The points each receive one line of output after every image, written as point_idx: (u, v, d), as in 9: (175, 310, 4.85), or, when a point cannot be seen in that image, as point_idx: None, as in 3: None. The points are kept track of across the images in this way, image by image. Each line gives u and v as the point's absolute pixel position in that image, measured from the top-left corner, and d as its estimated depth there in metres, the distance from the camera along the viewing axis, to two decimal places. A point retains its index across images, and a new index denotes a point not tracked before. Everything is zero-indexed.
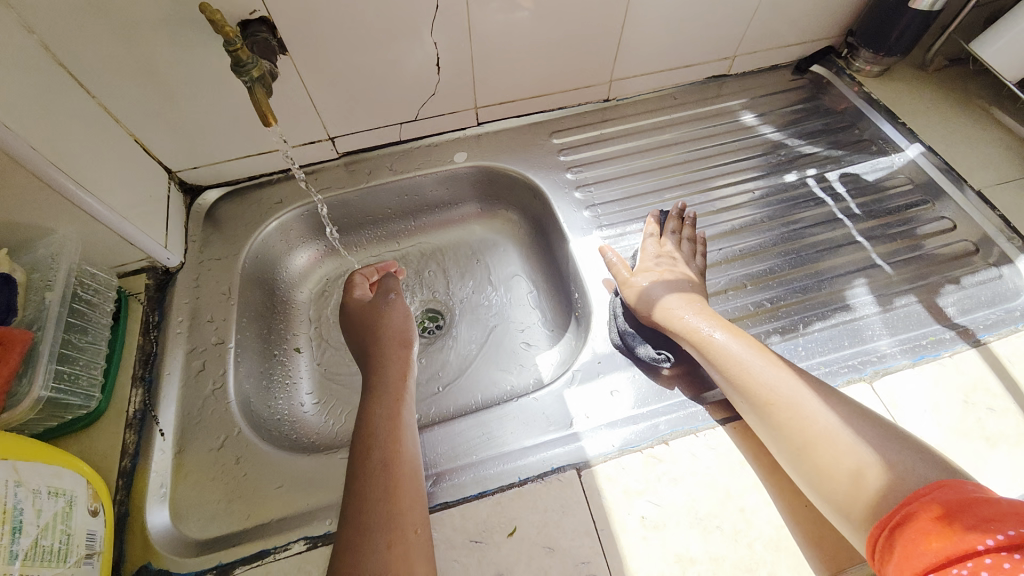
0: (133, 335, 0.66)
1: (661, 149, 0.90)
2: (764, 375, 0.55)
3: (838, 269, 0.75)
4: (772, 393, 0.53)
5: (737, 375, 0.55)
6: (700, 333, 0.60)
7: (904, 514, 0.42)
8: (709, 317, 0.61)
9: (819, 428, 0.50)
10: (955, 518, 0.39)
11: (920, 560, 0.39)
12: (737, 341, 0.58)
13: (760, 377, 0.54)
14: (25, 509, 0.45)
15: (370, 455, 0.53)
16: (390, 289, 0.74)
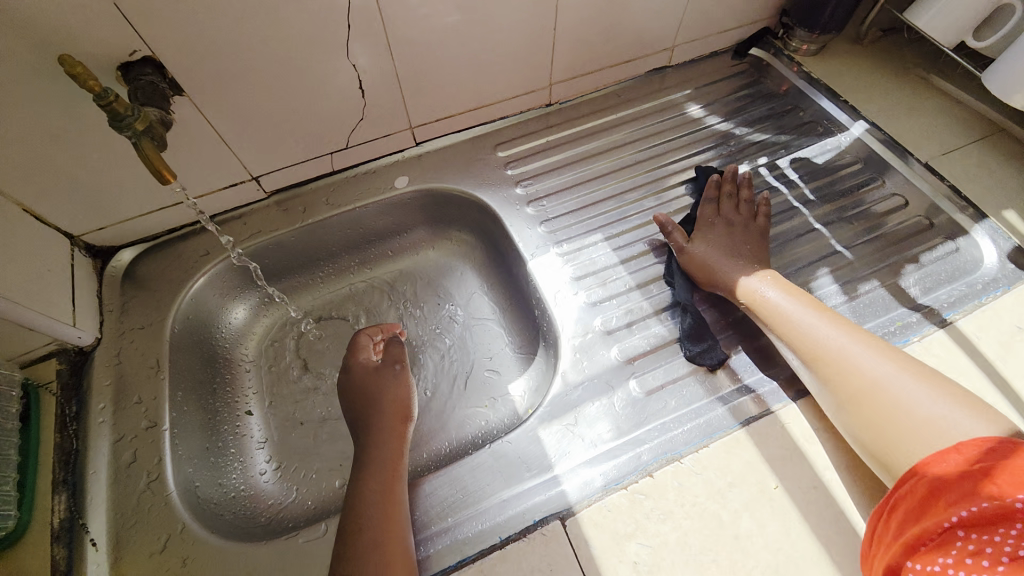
0: (49, 434, 0.58)
1: (613, 151, 0.86)
2: (835, 336, 0.57)
3: (799, 261, 0.74)
4: (830, 349, 0.56)
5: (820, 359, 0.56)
6: (763, 303, 0.63)
7: (902, 494, 0.44)
8: (794, 297, 0.62)
9: (873, 379, 0.52)
10: (939, 495, 0.41)
11: (905, 533, 0.42)
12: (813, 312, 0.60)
13: (823, 337, 0.57)
14: None
15: (359, 543, 0.49)
16: (399, 358, 0.68)
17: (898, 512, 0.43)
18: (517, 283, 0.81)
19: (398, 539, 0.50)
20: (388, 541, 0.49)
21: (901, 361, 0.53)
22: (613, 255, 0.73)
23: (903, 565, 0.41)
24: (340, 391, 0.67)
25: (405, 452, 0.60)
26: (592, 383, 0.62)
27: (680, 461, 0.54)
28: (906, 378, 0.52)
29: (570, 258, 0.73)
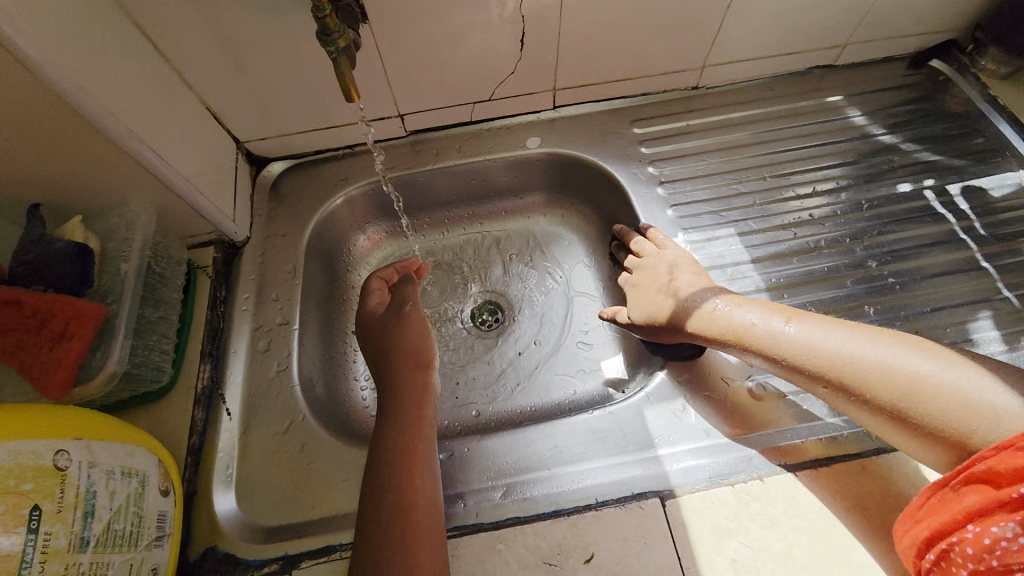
0: (202, 310, 0.64)
1: (755, 146, 0.80)
2: (776, 326, 0.52)
3: (958, 299, 0.67)
4: (794, 348, 0.50)
5: (806, 364, 0.49)
6: (715, 320, 0.56)
7: (948, 477, 0.40)
8: (745, 304, 0.56)
9: (867, 376, 0.46)
10: (996, 481, 0.37)
11: (951, 512, 0.39)
12: (745, 304, 0.56)
13: (771, 333, 0.52)
14: (98, 492, 0.42)
15: (388, 502, 0.48)
16: (404, 300, 0.64)
17: (943, 492, 0.41)
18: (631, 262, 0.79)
19: (426, 495, 0.50)
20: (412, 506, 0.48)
21: (842, 324, 0.50)
22: (743, 251, 0.69)
23: (944, 534, 0.40)
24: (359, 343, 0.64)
25: (428, 400, 0.58)
26: (704, 376, 0.60)
27: (792, 476, 0.52)
28: (895, 353, 0.46)
29: (698, 247, 0.69)
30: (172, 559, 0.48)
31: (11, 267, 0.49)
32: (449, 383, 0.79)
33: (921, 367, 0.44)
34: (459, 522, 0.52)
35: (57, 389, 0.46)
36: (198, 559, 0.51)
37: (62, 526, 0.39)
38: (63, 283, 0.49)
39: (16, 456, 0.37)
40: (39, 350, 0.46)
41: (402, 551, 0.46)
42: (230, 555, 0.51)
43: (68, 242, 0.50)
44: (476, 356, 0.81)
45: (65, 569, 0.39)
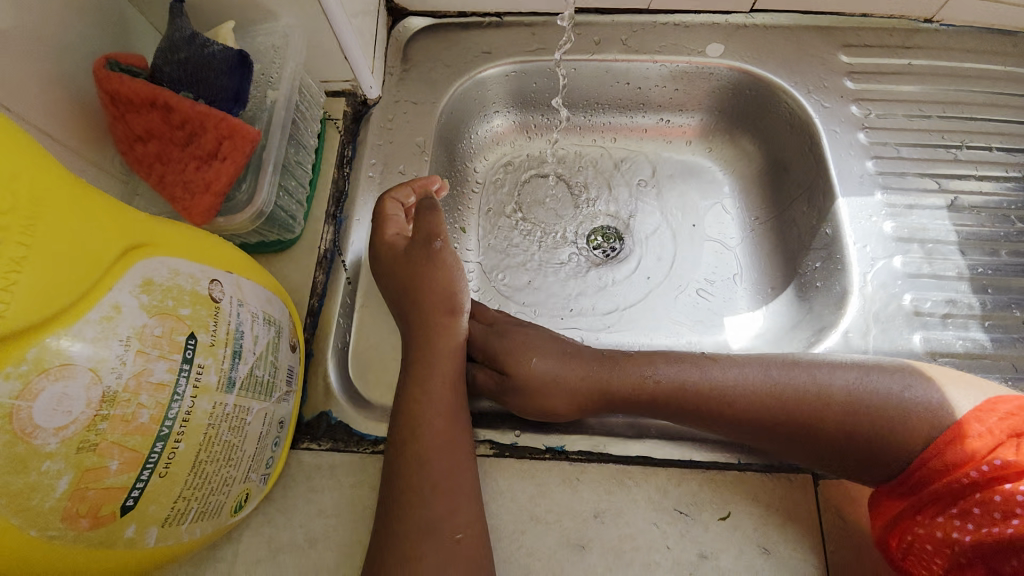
0: (330, 166, 0.58)
1: (990, 109, 0.65)
2: (967, 398, 0.41)
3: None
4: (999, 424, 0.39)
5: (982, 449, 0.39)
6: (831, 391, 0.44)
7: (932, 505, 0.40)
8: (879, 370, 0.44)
9: None
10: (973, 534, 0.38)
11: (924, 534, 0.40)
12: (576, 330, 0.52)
13: (965, 407, 0.41)
14: (245, 334, 0.38)
15: (409, 454, 0.44)
16: (434, 235, 0.50)
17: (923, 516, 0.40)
18: (789, 213, 0.68)
19: (453, 453, 0.44)
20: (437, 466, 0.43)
21: None
22: (949, 229, 0.58)
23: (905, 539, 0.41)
24: (381, 278, 0.53)
25: (460, 350, 0.49)
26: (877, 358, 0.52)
27: None
28: None
29: (896, 214, 0.59)
30: (294, 414, 0.46)
31: (158, 65, 0.43)
32: (555, 302, 0.70)
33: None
34: (585, 448, 0.48)
35: (201, 215, 0.41)
36: (312, 421, 0.49)
37: (214, 361, 0.34)
38: (216, 97, 0.43)
39: (175, 275, 0.32)
40: (184, 168, 0.41)
41: (414, 505, 0.42)
42: (344, 425, 0.49)
43: (225, 48, 0.43)
44: (586, 280, 0.72)
45: (213, 407, 0.34)
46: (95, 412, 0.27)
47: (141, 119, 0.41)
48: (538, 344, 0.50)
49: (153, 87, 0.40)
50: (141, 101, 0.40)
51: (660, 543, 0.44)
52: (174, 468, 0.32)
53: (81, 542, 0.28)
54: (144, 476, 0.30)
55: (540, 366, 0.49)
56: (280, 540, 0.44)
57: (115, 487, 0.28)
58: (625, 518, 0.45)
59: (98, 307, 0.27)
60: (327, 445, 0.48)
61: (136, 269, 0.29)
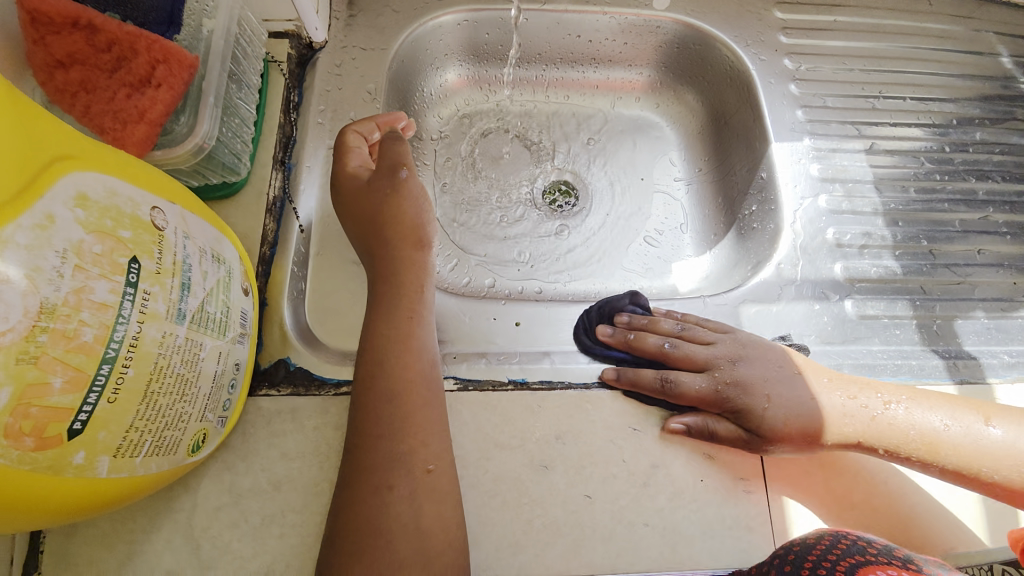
0: (275, 110, 0.56)
1: (902, 63, 0.71)
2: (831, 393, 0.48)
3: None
4: (887, 433, 0.47)
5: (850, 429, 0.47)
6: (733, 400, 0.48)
7: None
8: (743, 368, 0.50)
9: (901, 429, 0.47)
10: None
11: None
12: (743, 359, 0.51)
13: (844, 407, 0.48)
14: (193, 268, 0.36)
15: (373, 390, 0.44)
16: (399, 163, 0.51)
17: None
18: (729, 163, 0.72)
19: (421, 388, 0.45)
20: (402, 396, 0.44)
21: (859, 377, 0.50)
22: (866, 170, 0.64)
23: None
24: (342, 212, 0.52)
25: (427, 284, 0.50)
26: (805, 286, 0.58)
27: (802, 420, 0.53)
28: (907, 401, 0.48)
29: (821, 157, 0.64)
30: (251, 359, 0.45)
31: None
32: (514, 253, 0.71)
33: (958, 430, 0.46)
34: (545, 377, 0.51)
35: (136, 145, 0.40)
36: (269, 368, 0.48)
37: (162, 290, 0.33)
38: (146, 19, 0.45)
39: (113, 195, 0.31)
40: (111, 95, 0.39)
41: (382, 440, 0.42)
42: (304, 371, 0.48)
43: None
44: (543, 231, 0.73)
45: (163, 337, 0.33)
46: (34, 324, 0.26)
47: (62, 41, 0.39)
48: (787, 396, 0.48)
49: (79, 8, 0.39)
50: (64, 22, 0.39)
51: (617, 458, 0.47)
52: (124, 396, 0.31)
53: (27, 464, 0.27)
54: (91, 400, 0.29)
55: (792, 424, 0.47)
56: (242, 486, 0.44)
57: (61, 409, 0.27)
58: (586, 438, 0.48)
59: (31, 213, 0.26)
60: (287, 390, 0.47)
61: (69, 181, 0.28)
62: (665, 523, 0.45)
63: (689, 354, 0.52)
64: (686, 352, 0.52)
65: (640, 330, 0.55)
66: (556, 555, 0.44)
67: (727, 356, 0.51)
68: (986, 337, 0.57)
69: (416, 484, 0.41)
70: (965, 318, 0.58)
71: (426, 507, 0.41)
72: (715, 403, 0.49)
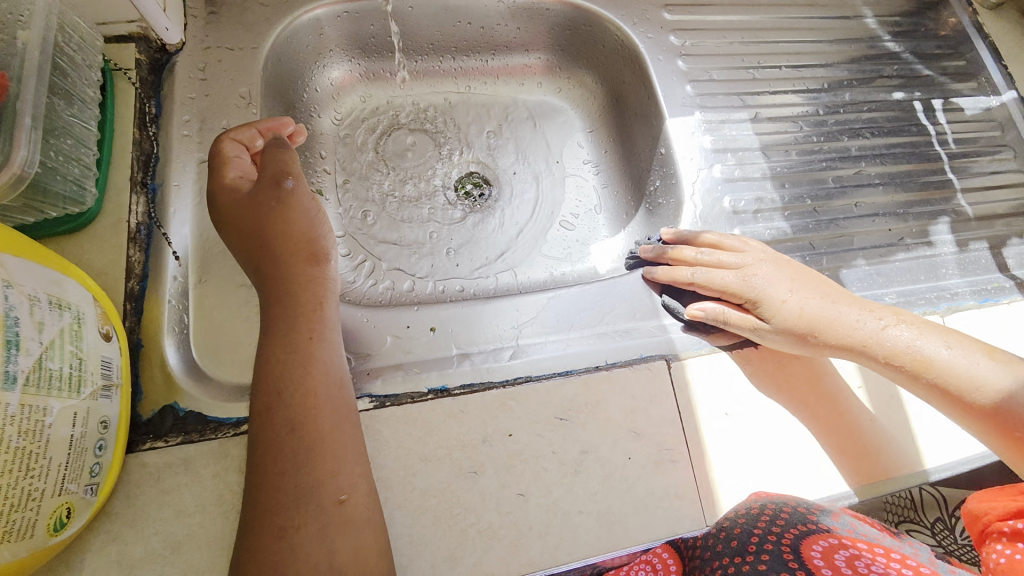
0: (126, 125, 0.49)
1: (776, 33, 0.75)
2: (902, 332, 0.47)
3: (931, 205, 0.69)
4: (929, 365, 0.46)
5: (894, 355, 0.47)
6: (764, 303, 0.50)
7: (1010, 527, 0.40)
8: (782, 280, 0.52)
9: (960, 377, 0.45)
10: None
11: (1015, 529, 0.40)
12: (772, 271, 0.52)
13: (902, 340, 0.47)
14: (19, 320, 0.31)
15: (275, 422, 0.41)
16: (284, 172, 0.46)
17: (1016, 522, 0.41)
18: (632, 141, 0.73)
19: (329, 411, 0.42)
20: (306, 423, 0.41)
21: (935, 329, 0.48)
22: (754, 138, 0.68)
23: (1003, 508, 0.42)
24: (220, 229, 0.47)
25: (328, 300, 0.46)
26: None
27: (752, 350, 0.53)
28: (974, 356, 0.46)
29: (712, 128, 0.67)
30: (125, 411, 0.40)
31: None
32: (429, 253, 0.69)
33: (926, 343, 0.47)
34: (465, 381, 0.49)
35: None
36: (153, 418, 0.43)
37: None
38: None
39: None
40: None
41: (286, 476, 0.39)
42: (196, 414, 0.43)
43: None
44: (458, 228, 0.71)
45: None
46: None
47: None
48: (805, 298, 0.50)
49: None
50: None
51: (546, 450, 0.47)
52: None
53: None
54: None
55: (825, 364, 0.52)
56: (134, 555, 0.39)
57: None
58: (512, 437, 0.47)
59: None
60: (177, 440, 0.42)
61: None
62: (599, 507, 0.46)
63: (722, 260, 0.54)
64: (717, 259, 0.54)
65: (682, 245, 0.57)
66: (494, 559, 0.43)
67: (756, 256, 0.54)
68: (869, 283, 0.63)
69: (329, 519, 0.39)
70: (850, 267, 0.63)
71: (342, 541, 0.38)
72: (738, 296, 0.52)
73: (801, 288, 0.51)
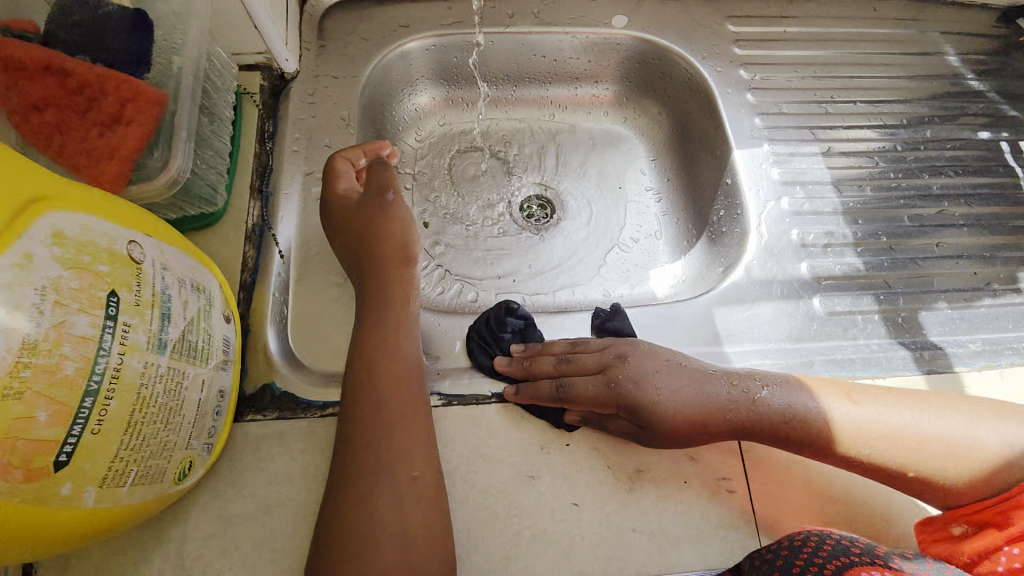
0: (250, 140, 0.57)
1: (850, 70, 0.75)
2: (908, 421, 0.45)
3: (1022, 250, 0.66)
4: (945, 450, 0.44)
5: (890, 448, 0.45)
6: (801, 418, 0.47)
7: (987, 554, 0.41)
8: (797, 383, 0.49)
9: (945, 450, 0.44)
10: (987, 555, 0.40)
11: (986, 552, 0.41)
12: (822, 395, 0.48)
13: (913, 433, 0.45)
14: (172, 298, 0.37)
15: (362, 403, 0.45)
16: (387, 186, 0.53)
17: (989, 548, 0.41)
18: (696, 170, 0.75)
19: (407, 397, 0.45)
20: (386, 405, 0.44)
21: (896, 399, 0.47)
22: (825, 173, 0.68)
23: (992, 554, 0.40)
24: (328, 233, 0.53)
25: (414, 299, 0.51)
26: (776, 287, 0.60)
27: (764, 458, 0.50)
28: (942, 422, 0.45)
29: (781, 161, 0.67)
30: (235, 386, 0.45)
31: (54, 31, 0.43)
32: (495, 268, 0.73)
33: (959, 429, 0.44)
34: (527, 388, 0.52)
35: (110, 182, 0.41)
36: (254, 394, 0.48)
37: (142, 321, 0.33)
38: (114, 60, 0.44)
39: (89, 230, 0.31)
40: (84, 135, 0.40)
41: (366, 450, 0.43)
42: (289, 395, 0.48)
43: (122, 9, 0.45)
44: (522, 248, 0.75)
45: (146, 367, 0.33)
46: (17, 360, 0.26)
47: (34, 86, 0.40)
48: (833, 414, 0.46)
49: (48, 53, 0.40)
50: (35, 66, 0.40)
51: (602, 464, 0.48)
52: (108, 426, 0.30)
53: (15, 494, 0.27)
54: (76, 432, 0.29)
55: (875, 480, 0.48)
56: (231, 515, 0.44)
57: (44, 440, 0.27)
58: (570, 447, 0.49)
59: (8, 254, 0.26)
60: (274, 415, 0.47)
61: (47, 221, 0.28)
62: (652, 526, 0.46)
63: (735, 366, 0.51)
64: (579, 363, 0.52)
65: (537, 355, 0.53)
66: (548, 564, 0.45)
67: (614, 355, 0.51)
68: (950, 327, 0.60)
69: (403, 497, 0.42)
70: (929, 309, 0.61)
71: (411, 514, 0.41)
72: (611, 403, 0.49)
73: (825, 388, 0.48)
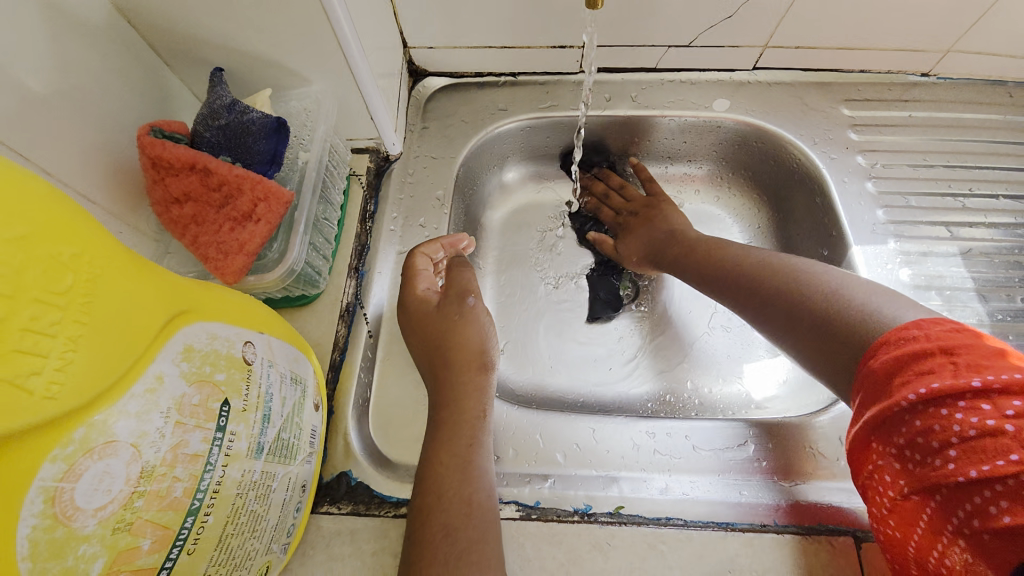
0: (353, 222, 0.60)
1: (989, 159, 0.67)
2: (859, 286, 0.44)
3: None
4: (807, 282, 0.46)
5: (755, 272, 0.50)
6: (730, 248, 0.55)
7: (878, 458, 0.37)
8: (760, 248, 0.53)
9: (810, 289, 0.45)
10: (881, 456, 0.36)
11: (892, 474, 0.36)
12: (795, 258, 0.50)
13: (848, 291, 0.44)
14: (274, 396, 0.37)
15: (433, 525, 0.40)
16: (467, 290, 0.51)
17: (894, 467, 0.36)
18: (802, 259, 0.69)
19: (480, 519, 0.40)
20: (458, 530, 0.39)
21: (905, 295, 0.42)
22: (965, 276, 0.60)
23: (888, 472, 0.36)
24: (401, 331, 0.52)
25: (487, 407, 0.47)
26: None
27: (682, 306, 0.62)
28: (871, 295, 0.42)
29: (912, 261, 0.61)
30: (315, 476, 0.45)
31: (201, 130, 0.45)
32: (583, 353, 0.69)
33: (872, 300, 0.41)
34: (611, 509, 0.47)
35: (233, 274, 0.42)
36: (331, 482, 0.47)
37: (245, 427, 0.33)
38: (253, 159, 0.45)
39: (213, 340, 0.31)
40: (218, 229, 0.42)
41: None
42: (365, 487, 0.47)
43: (263, 115, 0.45)
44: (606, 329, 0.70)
45: (242, 475, 0.32)
46: (133, 491, 0.25)
47: (180, 181, 0.42)
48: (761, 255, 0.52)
49: (195, 153, 0.42)
50: (182, 166, 0.42)
51: None
52: (202, 544, 0.30)
53: None
54: (173, 555, 0.28)
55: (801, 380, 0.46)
56: None
57: (144, 569, 0.26)
58: None
59: (143, 379, 0.26)
60: (348, 509, 0.46)
61: (179, 337, 0.29)
62: None
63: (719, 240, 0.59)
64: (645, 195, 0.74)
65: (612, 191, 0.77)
66: None
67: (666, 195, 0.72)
68: None
69: None
70: None
71: None
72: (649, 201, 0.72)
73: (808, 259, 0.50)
